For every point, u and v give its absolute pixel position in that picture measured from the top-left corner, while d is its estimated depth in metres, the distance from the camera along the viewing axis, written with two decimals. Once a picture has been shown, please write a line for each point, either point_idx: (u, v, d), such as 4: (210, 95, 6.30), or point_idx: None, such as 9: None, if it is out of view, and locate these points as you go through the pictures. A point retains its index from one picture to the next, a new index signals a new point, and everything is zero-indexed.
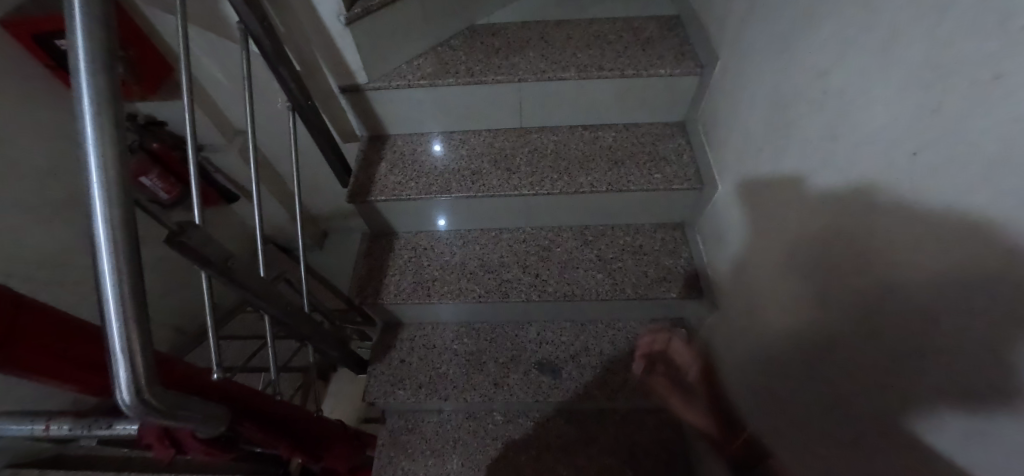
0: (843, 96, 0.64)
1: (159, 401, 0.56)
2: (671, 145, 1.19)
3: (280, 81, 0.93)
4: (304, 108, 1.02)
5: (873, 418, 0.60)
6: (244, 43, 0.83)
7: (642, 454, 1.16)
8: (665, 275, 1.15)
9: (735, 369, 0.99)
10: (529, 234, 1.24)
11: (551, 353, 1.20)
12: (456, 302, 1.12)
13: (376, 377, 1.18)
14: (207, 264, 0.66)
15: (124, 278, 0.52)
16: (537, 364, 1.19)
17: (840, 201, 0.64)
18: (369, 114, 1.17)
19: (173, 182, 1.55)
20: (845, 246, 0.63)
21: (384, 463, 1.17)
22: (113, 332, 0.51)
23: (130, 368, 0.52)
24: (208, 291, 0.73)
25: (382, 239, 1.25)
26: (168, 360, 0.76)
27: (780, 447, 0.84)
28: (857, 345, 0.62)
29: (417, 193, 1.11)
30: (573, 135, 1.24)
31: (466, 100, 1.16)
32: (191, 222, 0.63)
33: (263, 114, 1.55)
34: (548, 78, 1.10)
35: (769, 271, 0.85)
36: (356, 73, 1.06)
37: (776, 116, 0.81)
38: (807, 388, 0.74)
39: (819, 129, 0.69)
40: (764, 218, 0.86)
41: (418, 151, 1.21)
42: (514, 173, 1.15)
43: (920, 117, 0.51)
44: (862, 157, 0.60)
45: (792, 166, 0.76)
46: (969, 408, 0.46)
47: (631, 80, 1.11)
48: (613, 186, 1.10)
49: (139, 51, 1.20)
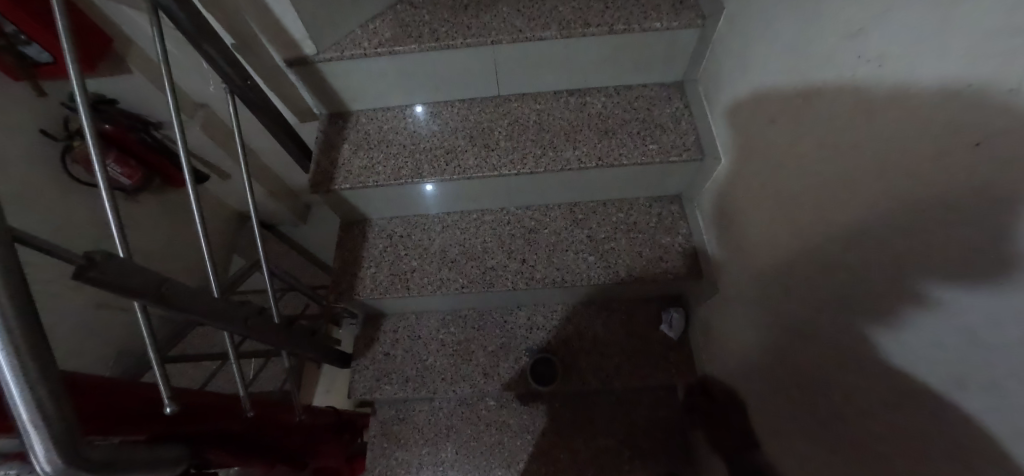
0: (880, 65, 0.52)
1: (93, 462, 0.50)
2: (667, 109, 1.07)
3: (207, 60, 0.79)
4: (243, 90, 0.89)
5: (887, 439, 0.55)
6: (153, 19, 0.69)
7: (640, 434, 1.18)
8: (663, 254, 1.07)
9: (734, 355, 0.95)
10: (514, 215, 1.15)
11: (548, 360, 1.12)
12: (438, 294, 1.06)
13: (361, 373, 1.14)
14: (136, 295, 0.58)
15: (19, 335, 0.43)
16: (535, 362, 1.12)
17: (869, 193, 0.55)
18: (326, 90, 1.04)
19: (134, 166, 1.44)
20: (874, 243, 0.54)
21: (378, 454, 1.19)
22: (14, 398, 0.43)
23: (44, 438, 0.45)
24: (145, 320, 0.65)
25: (354, 227, 1.16)
26: (101, 381, 0.72)
27: (774, 440, 0.82)
28: (882, 357, 0.55)
29: (387, 179, 1.01)
30: (558, 102, 1.11)
31: (432, 68, 1.01)
32: (102, 250, 0.52)
33: (214, 86, 1.38)
34: (526, 38, 0.95)
35: (776, 258, 0.77)
36: (301, 43, 0.92)
37: (793, 81, 0.69)
38: (812, 388, 0.70)
39: (845, 102, 0.58)
40: (772, 199, 0.77)
41: (386, 128, 1.09)
42: (492, 149, 1.03)
43: (984, 94, 0.39)
44: (899, 142, 0.49)
45: (808, 143, 0.66)
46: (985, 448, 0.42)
47: (621, 36, 0.96)
48: (603, 161, 1.00)
49: (44, 41, 1.06)
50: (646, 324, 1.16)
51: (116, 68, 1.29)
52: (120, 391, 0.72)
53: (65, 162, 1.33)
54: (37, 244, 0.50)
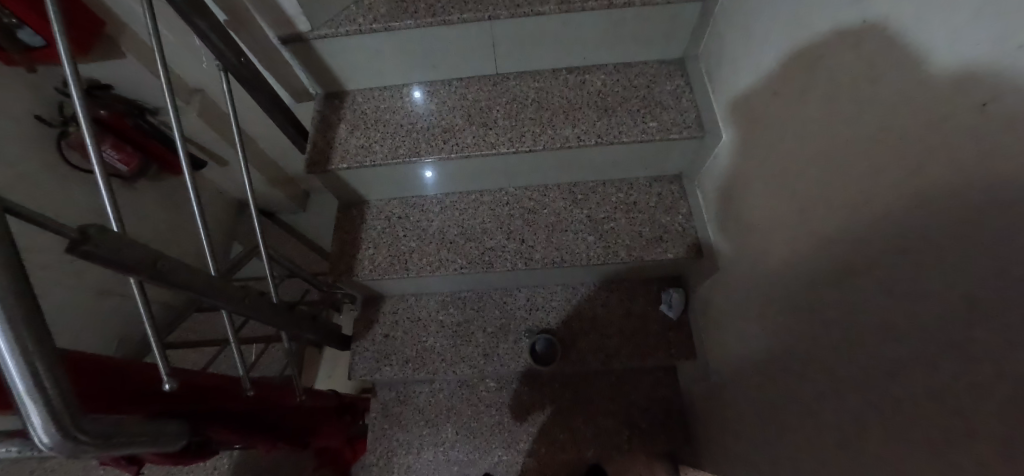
0: (888, 28, 0.50)
1: (93, 436, 0.50)
2: (668, 87, 1.05)
3: (200, 36, 0.78)
4: (237, 67, 0.87)
5: (883, 409, 0.55)
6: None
7: (639, 413, 1.19)
8: (662, 234, 1.07)
9: (733, 333, 0.95)
10: (512, 196, 1.14)
11: (548, 341, 1.12)
12: (437, 274, 1.05)
13: (361, 354, 1.14)
14: (132, 270, 0.58)
15: (14, 307, 0.42)
16: (536, 343, 1.12)
17: (872, 161, 0.54)
18: (321, 68, 1.03)
19: (130, 152, 1.43)
20: (874, 213, 0.54)
21: (378, 435, 1.21)
22: (11, 371, 0.43)
23: (44, 410, 0.45)
24: (142, 298, 0.64)
25: (352, 209, 1.15)
26: (100, 359, 0.71)
27: (771, 416, 0.83)
28: (880, 327, 0.55)
29: (384, 159, 1.00)
30: (557, 80, 1.09)
31: (429, 44, 1.00)
32: (95, 223, 0.51)
33: (208, 68, 1.36)
34: (524, 12, 0.92)
35: (776, 234, 0.77)
36: (295, 19, 0.90)
37: (798, 50, 0.67)
38: (810, 362, 0.70)
39: (849, 68, 0.57)
40: (774, 174, 0.76)
41: (382, 108, 1.08)
42: (490, 128, 1.02)
43: (997, 54, 0.38)
44: (904, 106, 0.48)
45: (811, 113, 0.65)
46: (978, 414, 0.42)
47: (623, 10, 0.94)
48: (603, 139, 0.98)
49: (34, 21, 1.04)
50: (647, 305, 1.16)
51: (109, 51, 1.27)
52: (121, 369, 0.72)
53: (61, 149, 1.32)
54: (30, 218, 0.49)
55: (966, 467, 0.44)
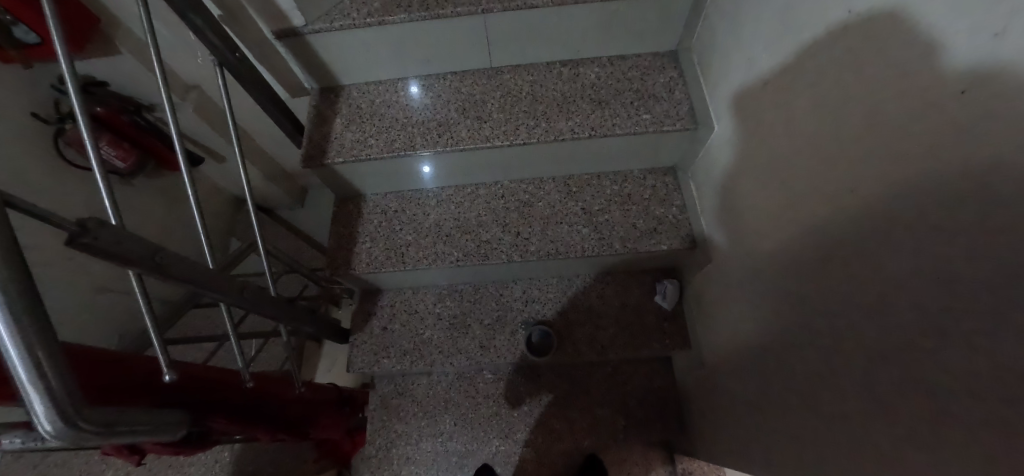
0: (872, 18, 0.51)
1: (94, 423, 0.51)
2: (661, 79, 1.06)
3: (195, 31, 0.78)
4: (231, 61, 0.88)
5: (874, 393, 0.56)
6: None
7: (635, 403, 1.21)
8: (656, 225, 1.08)
9: (726, 322, 0.97)
10: (507, 189, 1.15)
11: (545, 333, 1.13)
12: (434, 267, 1.06)
13: (360, 347, 1.16)
14: (132, 263, 0.58)
15: (16, 297, 0.43)
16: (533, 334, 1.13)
17: (859, 151, 0.54)
18: (316, 63, 1.03)
19: (127, 148, 1.43)
20: (861, 202, 0.55)
21: (378, 426, 1.22)
22: (13, 359, 0.43)
23: (47, 398, 0.46)
24: (142, 291, 0.65)
25: (349, 203, 1.16)
26: (101, 352, 0.72)
27: (765, 403, 0.84)
28: (868, 313, 0.56)
29: (379, 153, 1.01)
30: (551, 73, 1.10)
31: (423, 38, 1.00)
32: (94, 216, 0.52)
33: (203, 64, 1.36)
34: (518, 5, 0.92)
35: (767, 223, 0.78)
36: (289, 14, 0.90)
37: (787, 41, 0.68)
38: (801, 349, 0.71)
39: (835, 58, 0.58)
40: (764, 164, 0.77)
41: (377, 102, 1.08)
42: (484, 121, 1.03)
43: (977, 43, 0.39)
44: (891, 95, 0.49)
45: (800, 104, 0.66)
46: (962, 393, 0.44)
47: (616, 4, 0.94)
48: (597, 132, 0.99)
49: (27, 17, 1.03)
50: (641, 296, 1.17)
51: (105, 47, 1.27)
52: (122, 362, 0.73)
53: (58, 145, 1.32)
54: (30, 211, 0.50)
55: (953, 445, 0.45)
